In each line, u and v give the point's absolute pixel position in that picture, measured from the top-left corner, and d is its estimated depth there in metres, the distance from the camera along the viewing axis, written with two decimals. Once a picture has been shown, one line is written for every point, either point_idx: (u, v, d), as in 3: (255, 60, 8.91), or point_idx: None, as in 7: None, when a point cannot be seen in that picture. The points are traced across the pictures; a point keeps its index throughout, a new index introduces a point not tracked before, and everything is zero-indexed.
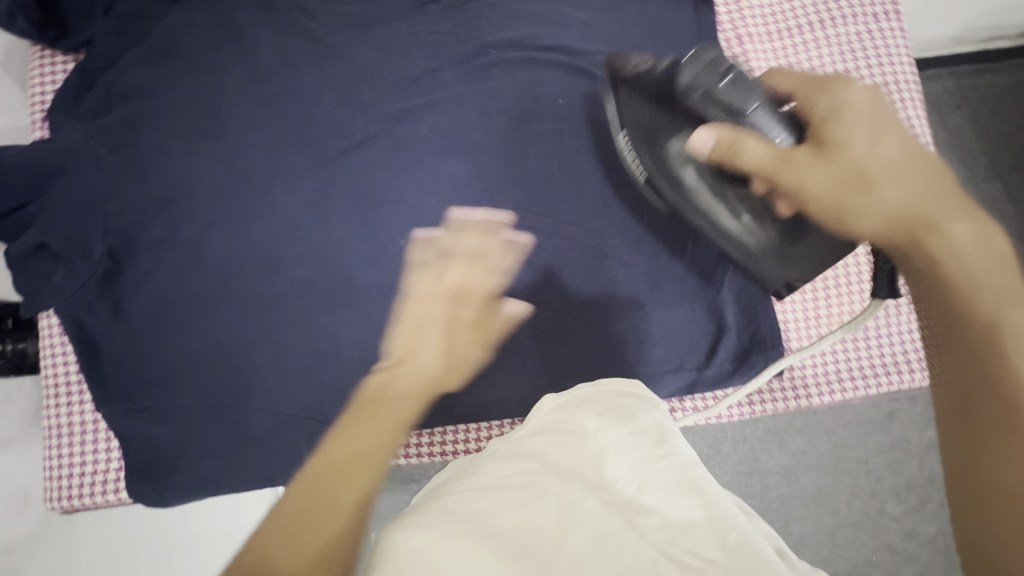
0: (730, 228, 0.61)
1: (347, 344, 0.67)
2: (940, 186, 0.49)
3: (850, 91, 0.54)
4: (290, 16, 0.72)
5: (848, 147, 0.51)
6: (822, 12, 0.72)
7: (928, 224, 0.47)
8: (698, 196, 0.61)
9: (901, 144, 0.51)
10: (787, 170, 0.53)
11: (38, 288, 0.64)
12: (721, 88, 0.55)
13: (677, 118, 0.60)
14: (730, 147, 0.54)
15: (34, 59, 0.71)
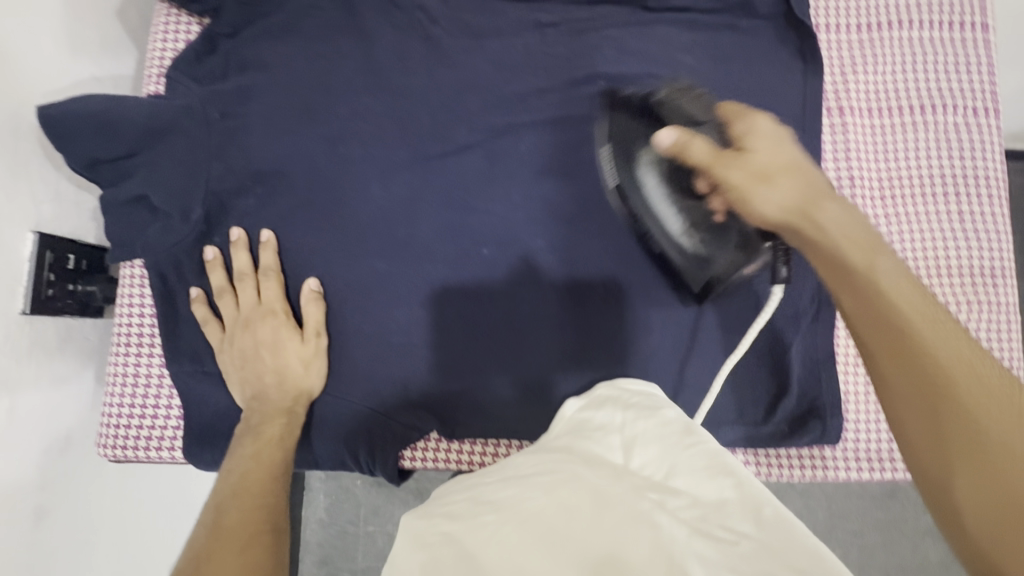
0: (672, 230, 0.61)
1: (415, 344, 0.67)
2: (813, 183, 0.49)
3: (755, 122, 0.52)
4: (412, 16, 0.73)
5: (754, 154, 0.50)
6: (925, 99, 0.74)
7: (814, 205, 0.49)
8: (658, 206, 0.61)
9: (781, 147, 0.51)
10: (738, 168, 0.50)
11: (130, 238, 0.66)
12: (689, 104, 0.59)
13: (642, 126, 0.61)
14: (685, 149, 0.52)
15: (163, 15, 0.73)
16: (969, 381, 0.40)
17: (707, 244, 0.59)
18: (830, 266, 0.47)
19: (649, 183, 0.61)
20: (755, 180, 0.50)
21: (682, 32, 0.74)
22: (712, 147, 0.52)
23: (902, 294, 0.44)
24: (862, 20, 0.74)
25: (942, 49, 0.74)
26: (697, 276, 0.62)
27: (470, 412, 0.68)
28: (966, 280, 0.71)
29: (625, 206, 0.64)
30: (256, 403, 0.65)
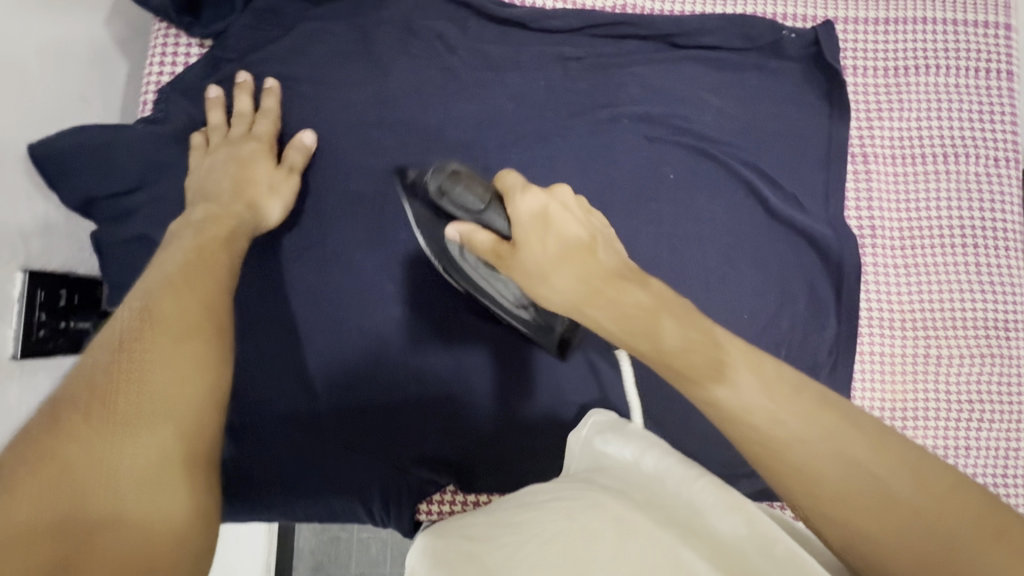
0: (508, 303, 0.62)
1: (429, 392, 0.66)
2: (613, 282, 0.49)
3: (519, 203, 0.51)
4: (428, 45, 0.70)
5: (533, 249, 0.50)
6: (948, 147, 0.72)
7: (590, 301, 0.49)
8: (484, 284, 0.62)
9: (553, 234, 0.50)
10: (519, 269, 0.52)
11: (132, 283, 0.63)
12: (459, 194, 0.56)
13: (430, 212, 0.60)
14: (471, 242, 0.54)
15: (159, 35, 0.68)
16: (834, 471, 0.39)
17: (543, 312, 0.62)
18: (677, 379, 0.45)
19: (467, 268, 0.62)
20: (536, 277, 0.51)
21: (707, 71, 0.72)
22: (495, 237, 0.53)
23: (800, 436, 0.40)
24: (888, 64, 0.73)
25: (968, 96, 0.73)
26: (545, 341, 0.64)
27: (487, 464, 0.67)
28: (981, 334, 0.71)
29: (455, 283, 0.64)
30: (205, 203, 0.58)
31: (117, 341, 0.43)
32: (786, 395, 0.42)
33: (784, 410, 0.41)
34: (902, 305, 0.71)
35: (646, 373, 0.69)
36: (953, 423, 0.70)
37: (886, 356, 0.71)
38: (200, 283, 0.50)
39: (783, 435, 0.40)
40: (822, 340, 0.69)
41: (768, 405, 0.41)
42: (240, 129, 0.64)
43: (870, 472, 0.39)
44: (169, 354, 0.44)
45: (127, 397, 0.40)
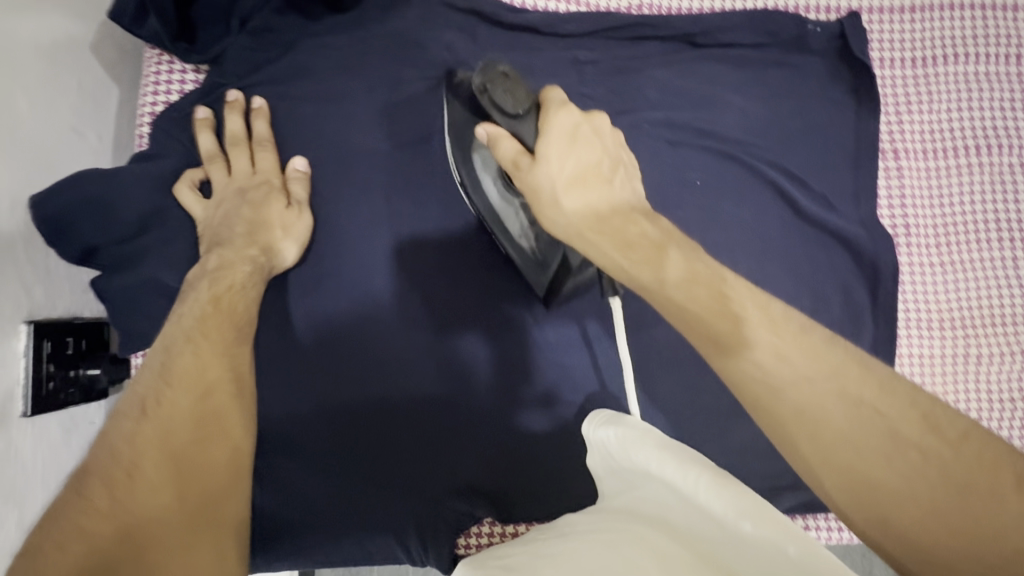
0: (515, 231, 0.60)
1: (460, 422, 0.64)
2: (620, 213, 0.47)
3: (555, 118, 0.48)
4: (435, 57, 0.66)
5: (550, 167, 0.47)
6: (981, 138, 0.70)
7: (598, 228, 0.46)
8: (495, 202, 0.60)
9: (585, 151, 0.47)
10: (531, 184, 0.48)
11: (140, 329, 0.59)
12: (500, 94, 0.50)
13: (466, 114, 0.59)
14: (494, 146, 0.50)
15: (151, 63, 0.64)
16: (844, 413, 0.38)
17: (543, 247, 0.59)
18: (682, 318, 0.43)
19: (484, 181, 0.60)
20: (545, 200, 0.47)
21: (728, 70, 0.69)
22: (521, 147, 0.49)
23: (796, 378, 0.39)
24: (916, 54, 0.70)
25: (998, 84, 0.70)
26: (537, 280, 0.62)
27: (524, 494, 0.64)
28: (1019, 330, 0.69)
29: (474, 208, 0.63)
30: (218, 248, 0.57)
31: (139, 406, 0.47)
32: (800, 343, 0.40)
33: (790, 349, 0.40)
34: (939, 303, 0.69)
35: (680, 386, 0.68)
36: (993, 421, 0.68)
37: (925, 357, 0.69)
38: (215, 336, 0.52)
39: (783, 371, 0.39)
40: (861, 344, 0.67)
41: (770, 339, 0.40)
42: (242, 161, 0.61)
43: (873, 408, 0.38)
44: (189, 414, 0.48)
45: (149, 462, 0.44)
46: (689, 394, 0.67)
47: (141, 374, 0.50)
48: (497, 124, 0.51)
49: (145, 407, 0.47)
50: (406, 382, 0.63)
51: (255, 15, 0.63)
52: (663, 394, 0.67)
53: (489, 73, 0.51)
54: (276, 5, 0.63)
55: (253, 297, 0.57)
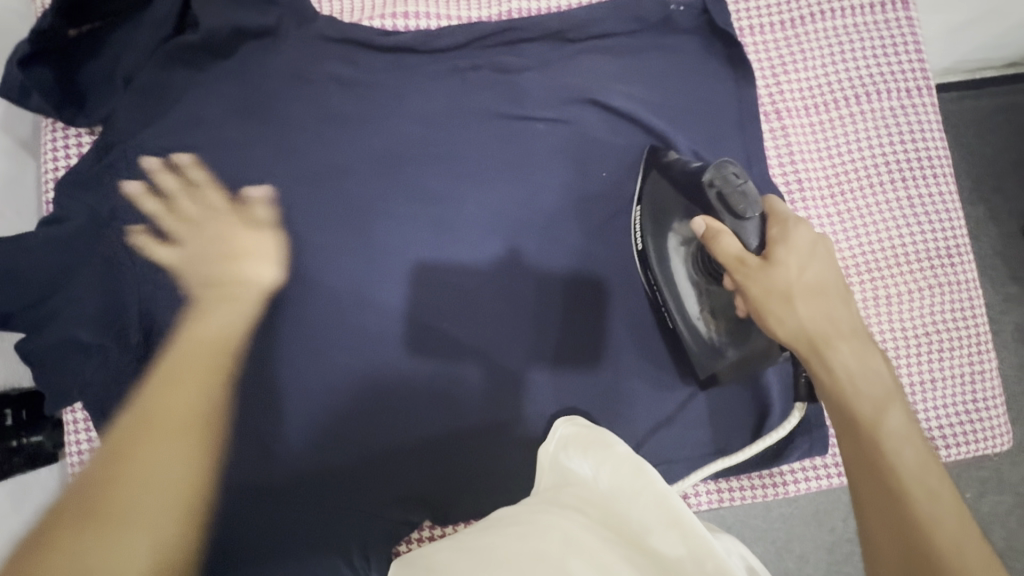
0: (690, 312, 0.63)
1: (388, 435, 0.64)
2: (841, 336, 0.51)
3: (796, 231, 0.54)
4: (320, 87, 0.69)
5: (788, 272, 0.52)
6: (858, 88, 0.73)
7: (826, 342, 0.50)
8: (681, 281, 0.63)
9: (823, 268, 0.53)
10: (759, 279, 0.53)
11: (64, 385, 0.62)
12: (734, 192, 0.55)
13: (675, 195, 0.64)
14: (714, 239, 0.55)
15: (48, 132, 0.68)
16: (939, 507, 0.41)
17: (724, 336, 0.63)
18: (841, 410, 0.48)
19: (674, 256, 0.63)
20: (775, 299, 0.52)
21: (607, 59, 0.71)
22: (745, 249, 0.54)
23: (942, 524, 0.40)
24: (783, 18, 0.73)
25: (868, 34, 0.73)
26: (707, 365, 0.64)
27: (461, 494, 0.66)
28: (924, 267, 0.71)
29: (647, 278, 0.66)
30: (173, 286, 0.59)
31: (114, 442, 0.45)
32: (925, 450, 0.45)
33: (926, 458, 0.44)
34: (844, 251, 0.71)
35: (606, 372, 0.68)
36: (911, 360, 0.70)
37: None
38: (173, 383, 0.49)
39: (931, 502, 0.42)
40: None
41: (919, 479, 0.43)
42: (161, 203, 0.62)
43: (939, 528, 0.40)
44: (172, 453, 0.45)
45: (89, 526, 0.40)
46: (616, 374, 0.68)
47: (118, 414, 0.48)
48: (721, 223, 0.56)
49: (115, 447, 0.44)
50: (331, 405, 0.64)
51: (138, 72, 0.65)
52: (589, 377, 0.68)
53: (723, 174, 0.56)
54: (159, 60, 0.65)
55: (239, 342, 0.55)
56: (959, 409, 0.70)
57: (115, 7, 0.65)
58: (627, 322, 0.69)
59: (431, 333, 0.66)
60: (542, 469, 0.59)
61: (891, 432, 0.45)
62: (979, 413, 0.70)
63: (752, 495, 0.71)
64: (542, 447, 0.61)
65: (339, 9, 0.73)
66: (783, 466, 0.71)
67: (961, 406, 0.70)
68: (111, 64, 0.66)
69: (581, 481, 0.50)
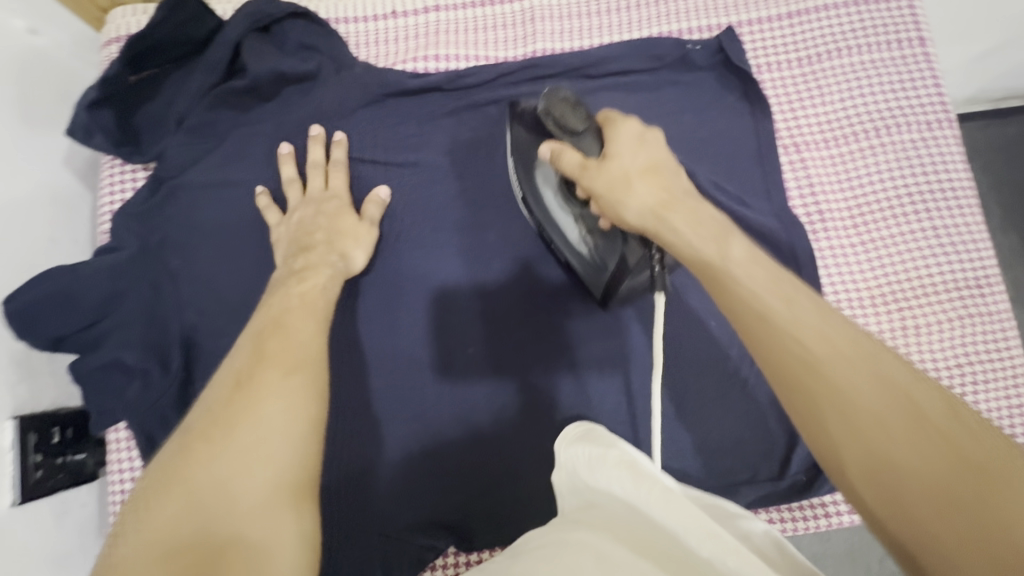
0: (571, 235, 0.65)
1: (416, 455, 0.67)
2: (677, 199, 0.51)
3: (626, 124, 0.56)
4: (354, 126, 0.73)
5: (622, 162, 0.54)
6: (877, 121, 0.74)
7: (664, 209, 0.50)
8: (555, 210, 0.65)
9: (643, 151, 0.54)
10: (602, 178, 0.54)
11: (110, 405, 0.65)
12: (566, 112, 0.57)
13: (532, 138, 0.65)
14: (560, 157, 0.56)
15: (107, 168, 0.73)
16: (806, 324, 0.40)
17: (601, 251, 0.63)
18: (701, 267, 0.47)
19: (545, 189, 0.65)
20: (617, 186, 0.53)
21: (627, 96, 0.74)
22: (585, 157, 0.55)
23: (831, 353, 0.38)
24: (799, 55, 0.76)
25: (885, 69, 0.75)
26: (596, 281, 0.65)
27: (484, 519, 0.67)
28: (954, 298, 0.71)
29: (529, 215, 0.68)
30: (303, 252, 0.64)
31: (233, 380, 0.50)
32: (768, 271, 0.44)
33: (779, 279, 0.43)
34: (867, 281, 0.72)
35: (627, 400, 0.69)
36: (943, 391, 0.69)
37: None
38: (273, 357, 0.52)
39: (792, 317, 0.41)
40: None
41: (801, 323, 0.40)
42: (319, 181, 0.69)
43: (814, 345, 0.39)
44: (279, 388, 0.50)
45: (241, 428, 0.47)
46: (637, 401, 0.69)
47: (236, 356, 0.53)
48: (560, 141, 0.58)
49: (238, 380, 0.50)
50: (364, 428, 0.68)
51: (189, 113, 0.70)
52: (611, 404, 0.69)
53: (553, 95, 0.59)
54: (208, 103, 0.70)
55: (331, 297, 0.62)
56: None
57: (172, 56, 0.71)
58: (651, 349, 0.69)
59: (457, 358, 0.69)
60: (562, 489, 0.61)
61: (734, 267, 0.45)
62: None
63: (781, 528, 0.69)
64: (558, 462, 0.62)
65: (374, 53, 0.78)
66: (812, 500, 0.69)
67: None
68: (165, 106, 0.71)
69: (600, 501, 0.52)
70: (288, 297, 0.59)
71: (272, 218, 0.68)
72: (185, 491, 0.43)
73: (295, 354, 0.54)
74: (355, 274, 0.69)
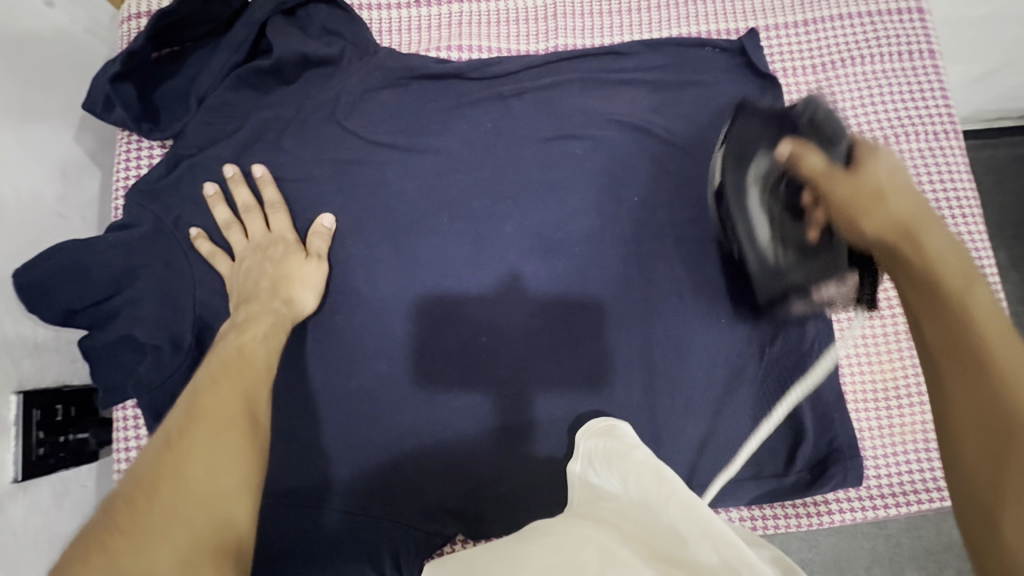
0: (762, 237, 0.65)
1: (427, 440, 0.67)
2: (913, 203, 0.54)
3: (863, 148, 0.60)
4: (375, 111, 0.73)
5: (875, 172, 0.58)
6: (887, 129, 0.76)
7: (907, 213, 0.53)
8: (754, 212, 0.65)
9: (898, 178, 0.57)
10: (844, 185, 0.58)
11: (120, 382, 0.64)
12: (823, 116, 0.64)
13: (750, 134, 0.66)
14: (801, 155, 0.61)
15: (123, 143, 0.72)
16: (980, 295, 0.42)
17: (793, 260, 0.64)
18: (912, 245, 0.49)
19: (753, 189, 0.65)
20: (867, 198, 0.56)
21: (646, 93, 0.75)
22: (828, 161, 0.60)
23: (992, 311, 0.41)
24: (814, 62, 0.78)
25: (896, 79, 0.77)
26: (769, 287, 0.66)
27: (493, 507, 0.67)
28: None
29: (718, 211, 0.69)
30: (246, 303, 0.63)
31: (165, 439, 0.47)
32: (953, 252, 0.47)
33: (952, 261, 0.46)
34: None
35: (637, 392, 0.70)
36: None
37: (868, 338, 0.72)
38: (209, 413, 0.49)
39: (972, 279, 0.44)
40: (805, 329, 0.70)
41: (978, 286, 0.43)
42: (258, 227, 0.68)
43: (964, 302, 0.42)
44: (206, 446, 0.46)
45: (167, 488, 0.43)
46: (648, 394, 0.69)
47: (171, 416, 0.50)
48: (801, 138, 0.63)
49: (171, 439, 0.47)
50: (375, 413, 0.68)
51: (210, 91, 0.70)
52: (623, 396, 0.69)
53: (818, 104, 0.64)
54: (229, 83, 0.69)
55: (274, 345, 0.61)
56: None
57: (195, 33, 0.70)
58: (662, 344, 0.70)
59: (471, 345, 0.70)
60: (572, 490, 0.61)
61: (942, 246, 0.48)
62: None
63: (784, 524, 0.70)
64: (573, 457, 0.64)
65: (398, 41, 0.78)
66: (815, 499, 0.70)
67: None
68: (186, 84, 0.71)
69: (611, 495, 0.53)
70: (232, 347, 0.58)
71: (212, 261, 0.67)
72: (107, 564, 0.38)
73: (235, 410, 0.51)
74: (305, 316, 0.68)
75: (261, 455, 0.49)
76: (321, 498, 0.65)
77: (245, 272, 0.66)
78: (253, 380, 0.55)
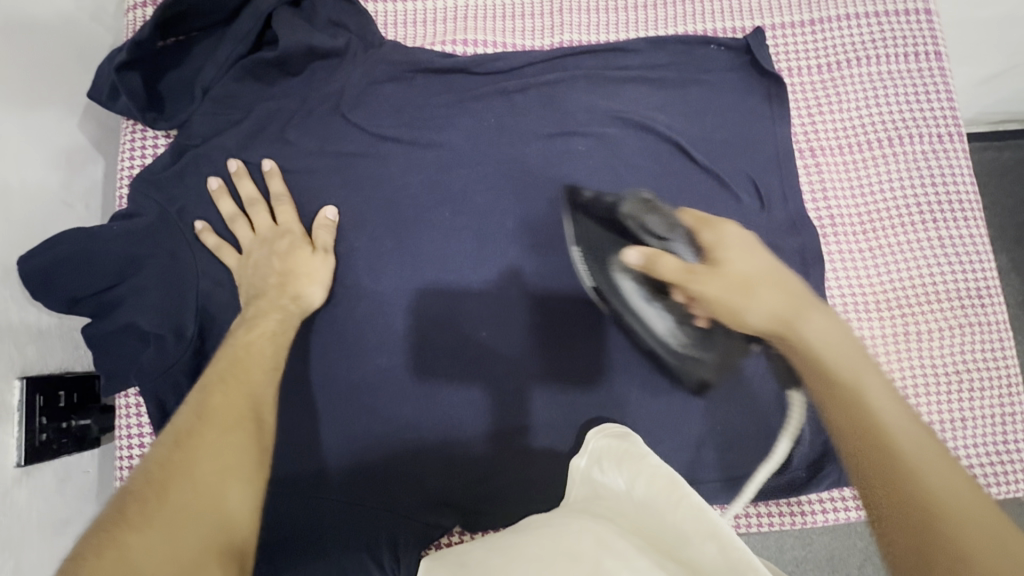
0: (661, 331, 0.65)
1: (426, 432, 0.68)
2: (792, 301, 0.55)
3: (723, 233, 0.60)
4: (380, 105, 0.73)
5: (729, 266, 0.57)
6: (891, 131, 0.76)
7: (798, 318, 0.53)
8: (640, 308, 0.64)
9: (753, 262, 0.58)
10: (715, 282, 0.57)
11: (124, 370, 0.65)
12: (653, 221, 0.63)
13: (602, 227, 0.66)
14: (654, 261, 0.58)
15: (128, 132, 0.73)
16: (871, 388, 0.46)
17: (696, 346, 0.65)
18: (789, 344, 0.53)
19: (628, 285, 0.64)
20: (734, 292, 0.56)
21: (650, 91, 0.75)
22: (683, 263, 0.58)
23: (884, 400, 0.45)
24: (820, 62, 0.77)
25: (901, 81, 0.77)
26: (688, 371, 0.68)
27: (491, 500, 0.68)
28: (954, 306, 0.73)
29: (605, 306, 0.67)
30: (255, 299, 0.64)
31: (173, 437, 0.48)
32: (827, 336, 0.52)
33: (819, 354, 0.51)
34: (875, 286, 0.73)
35: (635, 389, 0.70)
36: (940, 395, 0.71)
37: (867, 339, 0.72)
38: (214, 412, 0.50)
39: (858, 376, 0.48)
40: None
41: (865, 376, 0.48)
42: (264, 220, 0.69)
43: (857, 393, 0.46)
44: (215, 445, 0.48)
45: (178, 487, 0.44)
46: (646, 391, 0.70)
47: (179, 413, 0.51)
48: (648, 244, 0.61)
49: (178, 438, 0.48)
50: (376, 404, 0.68)
51: (215, 82, 0.70)
52: (621, 393, 0.70)
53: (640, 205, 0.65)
54: (235, 74, 0.70)
55: (283, 341, 0.61)
56: (987, 449, 0.70)
57: (201, 24, 0.70)
58: None
59: (471, 340, 0.70)
60: (574, 487, 0.62)
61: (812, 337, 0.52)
62: (1010, 455, 0.70)
63: (778, 522, 0.71)
64: (581, 454, 0.64)
65: (403, 34, 0.78)
66: (810, 498, 0.71)
67: (990, 445, 0.70)
68: (191, 74, 0.71)
69: (615, 493, 0.53)
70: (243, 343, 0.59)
71: (216, 252, 0.67)
72: (114, 556, 0.39)
73: (240, 409, 0.52)
74: (315, 309, 0.68)
75: (268, 455, 0.50)
76: (322, 488, 0.66)
77: (254, 266, 0.66)
78: (261, 381, 0.56)
